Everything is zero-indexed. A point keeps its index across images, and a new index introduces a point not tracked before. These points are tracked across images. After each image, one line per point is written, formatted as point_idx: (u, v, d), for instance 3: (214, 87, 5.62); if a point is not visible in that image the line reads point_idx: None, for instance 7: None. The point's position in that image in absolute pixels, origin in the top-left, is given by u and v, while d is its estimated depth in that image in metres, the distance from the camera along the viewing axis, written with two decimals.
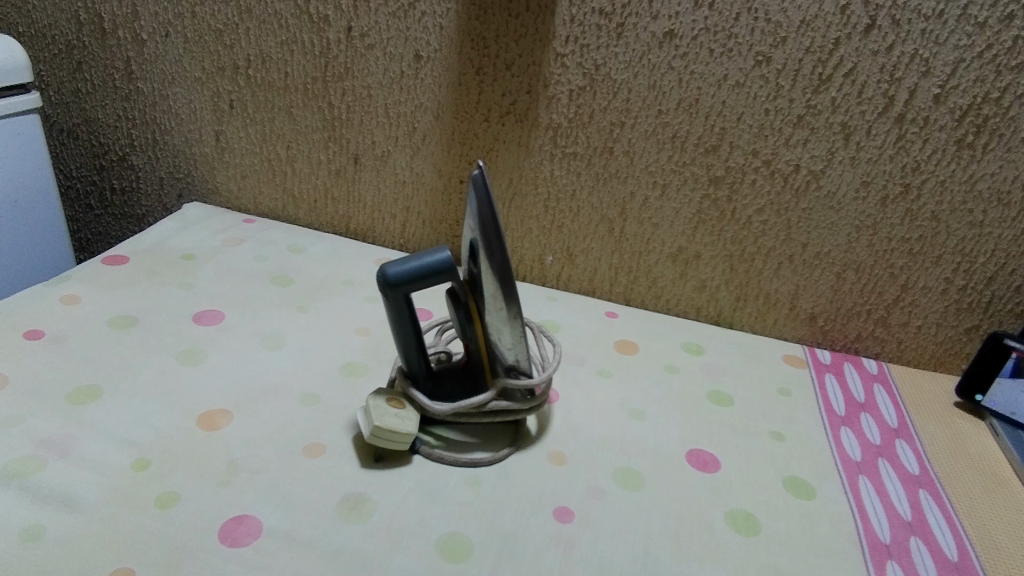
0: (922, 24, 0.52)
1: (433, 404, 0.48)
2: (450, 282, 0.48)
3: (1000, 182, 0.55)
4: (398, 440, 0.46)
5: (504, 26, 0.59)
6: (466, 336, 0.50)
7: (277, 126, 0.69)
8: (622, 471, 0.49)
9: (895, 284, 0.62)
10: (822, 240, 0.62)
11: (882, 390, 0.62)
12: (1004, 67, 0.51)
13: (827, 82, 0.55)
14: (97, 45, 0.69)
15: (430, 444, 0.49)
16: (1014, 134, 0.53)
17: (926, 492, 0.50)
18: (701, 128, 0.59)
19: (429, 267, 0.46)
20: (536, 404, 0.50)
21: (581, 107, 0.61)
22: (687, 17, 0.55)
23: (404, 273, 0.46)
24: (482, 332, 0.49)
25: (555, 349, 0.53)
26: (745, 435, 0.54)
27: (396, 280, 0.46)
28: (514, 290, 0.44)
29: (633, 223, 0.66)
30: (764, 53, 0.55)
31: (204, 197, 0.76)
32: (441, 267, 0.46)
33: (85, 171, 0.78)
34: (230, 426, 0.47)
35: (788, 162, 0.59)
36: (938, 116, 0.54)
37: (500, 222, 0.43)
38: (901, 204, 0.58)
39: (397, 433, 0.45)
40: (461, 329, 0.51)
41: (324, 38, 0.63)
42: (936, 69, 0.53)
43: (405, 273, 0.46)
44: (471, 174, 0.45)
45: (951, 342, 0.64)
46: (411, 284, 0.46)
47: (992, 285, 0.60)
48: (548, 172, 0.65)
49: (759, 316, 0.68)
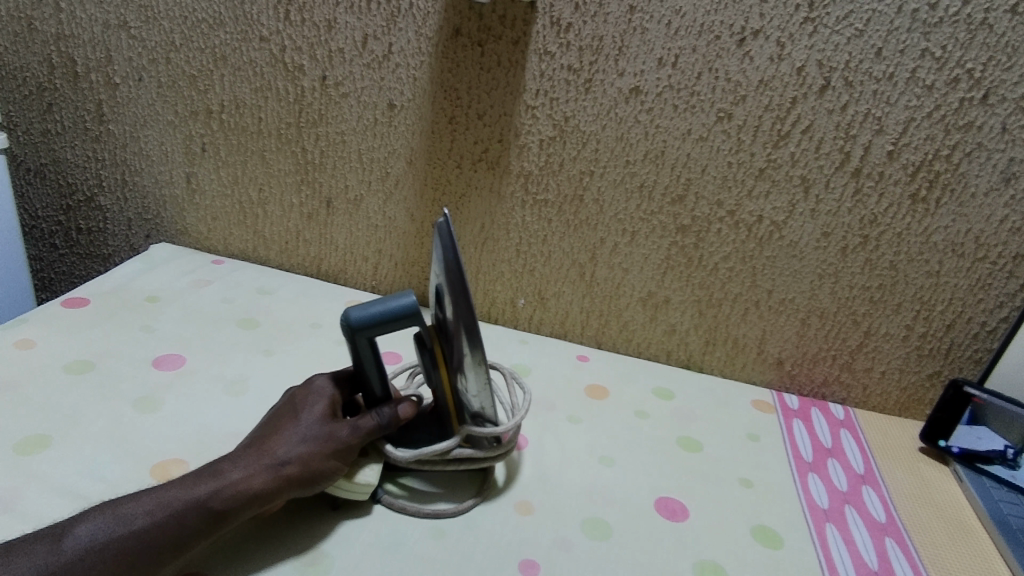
0: (874, 85, 0.54)
1: (395, 451, 0.47)
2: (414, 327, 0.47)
3: (954, 235, 0.57)
4: (361, 492, 0.46)
5: (476, 78, 0.60)
6: (432, 383, 0.49)
7: (249, 169, 0.69)
8: (589, 520, 0.48)
9: (858, 330, 0.63)
10: (786, 287, 0.63)
11: (849, 436, 0.63)
12: (952, 126, 0.54)
13: (786, 138, 0.57)
14: (68, 88, 0.70)
15: (394, 494, 0.48)
16: (965, 190, 0.56)
17: (892, 540, 0.51)
18: (667, 178, 0.61)
19: (394, 312, 0.46)
20: (502, 451, 0.49)
21: (551, 156, 0.62)
22: (651, 75, 0.57)
23: (367, 318, 0.45)
24: (448, 377, 0.49)
25: (525, 395, 0.53)
26: (714, 481, 0.54)
27: (359, 325, 0.45)
28: (479, 340, 0.44)
29: (604, 267, 0.67)
30: (725, 110, 0.57)
31: (172, 238, 0.76)
32: (405, 311, 0.46)
33: (51, 212, 0.77)
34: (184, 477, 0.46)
35: (751, 213, 0.61)
36: (892, 171, 0.56)
37: (466, 271, 0.44)
38: (860, 253, 0.60)
39: (359, 484, 0.45)
40: (426, 373, 0.50)
41: (299, 86, 0.64)
42: (888, 127, 0.55)
43: (368, 318, 0.45)
44: (437, 221, 0.45)
45: (914, 388, 0.65)
46: (375, 329, 0.46)
47: (951, 332, 0.61)
48: (519, 218, 0.66)
49: (728, 360, 0.69)
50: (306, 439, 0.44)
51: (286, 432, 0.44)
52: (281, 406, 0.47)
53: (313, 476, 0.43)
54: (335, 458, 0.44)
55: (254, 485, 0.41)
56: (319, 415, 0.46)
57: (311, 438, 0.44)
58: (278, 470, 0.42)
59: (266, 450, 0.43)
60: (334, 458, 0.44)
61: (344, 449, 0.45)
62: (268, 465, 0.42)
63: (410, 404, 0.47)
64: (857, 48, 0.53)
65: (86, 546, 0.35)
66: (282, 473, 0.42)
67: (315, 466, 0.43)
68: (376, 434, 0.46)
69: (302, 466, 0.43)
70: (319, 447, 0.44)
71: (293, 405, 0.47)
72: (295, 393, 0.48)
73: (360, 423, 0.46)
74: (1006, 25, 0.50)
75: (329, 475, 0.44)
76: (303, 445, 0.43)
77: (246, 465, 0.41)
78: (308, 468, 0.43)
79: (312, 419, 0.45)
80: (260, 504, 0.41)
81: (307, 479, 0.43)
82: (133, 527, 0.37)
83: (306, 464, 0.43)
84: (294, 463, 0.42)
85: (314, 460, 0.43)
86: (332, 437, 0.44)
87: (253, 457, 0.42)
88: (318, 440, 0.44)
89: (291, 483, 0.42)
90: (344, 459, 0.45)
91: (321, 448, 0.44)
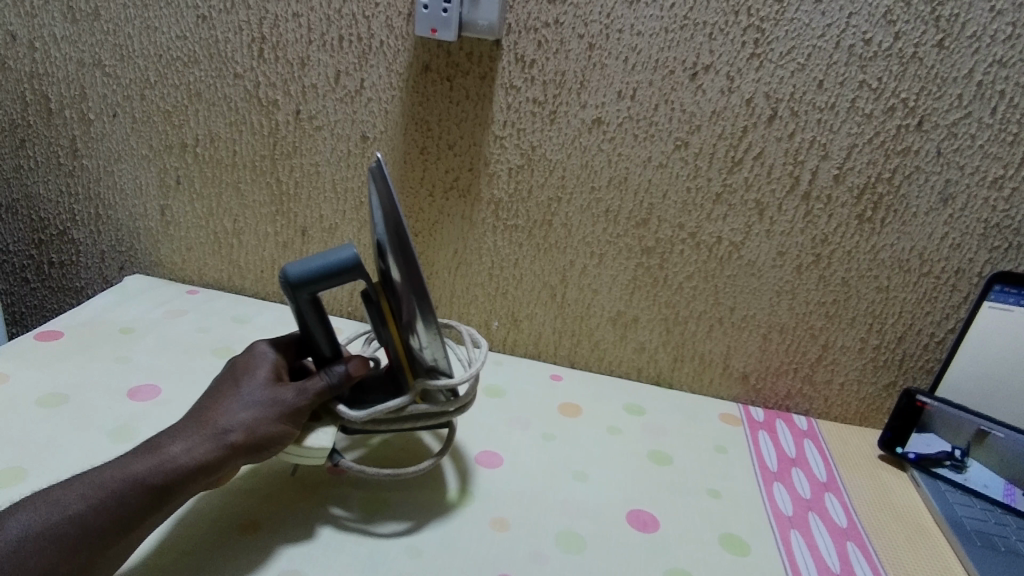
0: (817, 114, 0.57)
1: (348, 411, 0.47)
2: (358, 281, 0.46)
3: (899, 252, 0.61)
4: (313, 457, 0.47)
5: (446, 111, 0.63)
6: (383, 341, 0.50)
7: (224, 201, 0.70)
8: (563, 533, 0.50)
9: (817, 344, 0.67)
10: (747, 305, 0.66)
11: (812, 445, 0.66)
12: (892, 151, 0.58)
13: (740, 164, 0.60)
14: (42, 125, 0.70)
15: (353, 518, 0.49)
16: (906, 210, 0.60)
17: (853, 544, 0.53)
18: (631, 203, 0.64)
19: (333, 265, 0.45)
20: (459, 404, 0.49)
21: (520, 184, 0.65)
22: (612, 107, 0.60)
23: (306, 273, 0.45)
24: (398, 333, 0.49)
25: (480, 349, 0.53)
26: (683, 492, 0.56)
27: (297, 281, 0.45)
28: (424, 285, 0.43)
29: (574, 289, 0.69)
30: (682, 139, 0.60)
31: (147, 269, 0.76)
32: (344, 264, 0.45)
33: (23, 246, 0.77)
34: None
35: (711, 235, 0.64)
36: (839, 194, 0.60)
37: (400, 206, 0.42)
38: (814, 271, 0.63)
39: (310, 448, 0.46)
40: (377, 333, 0.50)
41: (273, 120, 0.66)
42: (833, 153, 0.59)
43: (307, 273, 0.45)
44: (370, 166, 0.45)
45: (872, 398, 0.68)
46: (315, 285, 0.46)
47: (903, 343, 0.65)
48: (491, 243, 0.68)
49: (696, 375, 0.71)
50: (248, 405, 0.45)
51: (227, 402, 0.45)
52: (223, 375, 0.48)
53: (260, 441, 0.44)
54: (282, 421, 0.45)
55: (200, 454, 0.41)
56: (261, 381, 0.47)
57: (253, 405, 0.45)
58: (223, 438, 0.43)
59: (207, 422, 0.43)
60: (280, 422, 0.45)
61: (291, 412, 0.45)
62: (209, 437, 0.42)
63: (359, 361, 0.49)
64: (800, 80, 0.57)
65: (22, 534, 0.35)
66: (228, 441, 0.43)
67: (260, 431, 0.44)
68: (327, 395, 0.47)
69: (248, 435, 0.43)
70: (262, 412, 0.44)
71: (236, 374, 0.48)
72: (238, 361, 0.49)
73: (308, 386, 0.47)
74: (934, 58, 0.54)
75: (278, 439, 0.45)
76: (245, 412, 0.44)
77: (188, 437, 0.42)
78: (254, 434, 0.43)
79: (255, 385, 0.46)
80: (208, 474, 0.42)
81: (255, 444, 0.43)
82: (70, 512, 0.37)
83: (251, 430, 0.44)
84: (238, 430, 0.43)
85: (259, 425, 0.44)
86: (277, 401, 0.45)
87: (195, 429, 0.43)
88: (262, 405, 0.45)
89: (237, 453, 0.43)
90: (295, 422, 0.45)
91: (266, 412, 0.45)
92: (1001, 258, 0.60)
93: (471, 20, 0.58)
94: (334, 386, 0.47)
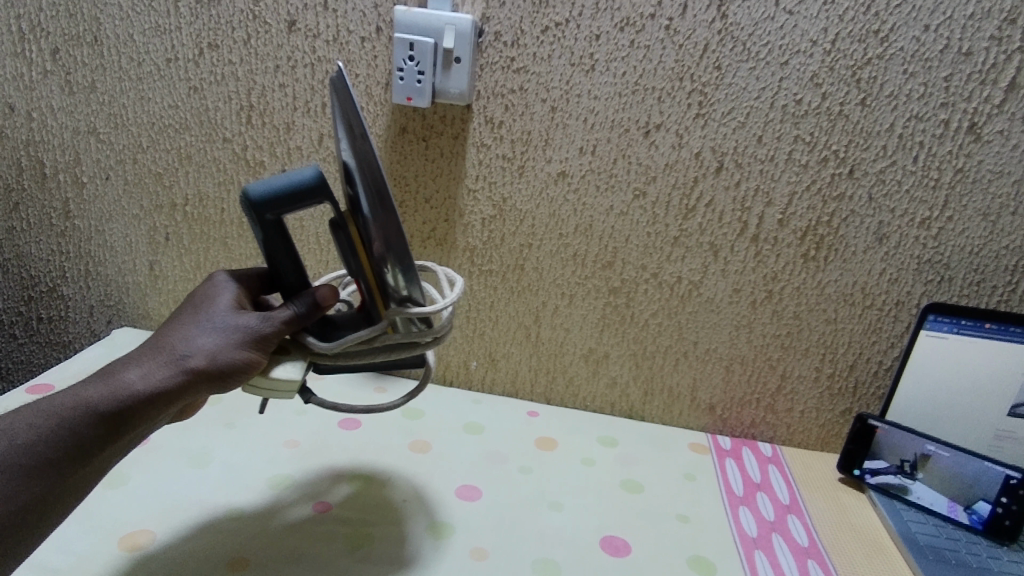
0: (760, 165, 0.63)
1: (317, 341, 0.47)
2: (321, 199, 0.45)
3: (844, 287, 0.67)
4: (280, 389, 0.47)
5: (422, 167, 0.67)
6: (354, 271, 0.48)
7: (211, 255, 0.73)
8: (540, 561, 0.52)
9: (775, 374, 0.71)
10: (709, 339, 0.71)
11: (776, 470, 0.70)
12: (828, 197, 0.64)
13: (693, 211, 0.66)
14: (36, 188, 0.73)
15: (339, 554, 0.51)
16: (845, 249, 0.65)
17: (813, 561, 0.57)
18: (597, 248, 0.68)
19: (295, 185, 0.45)
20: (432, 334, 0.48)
21: (493, 232, 0.69)
22: (575, 161, 0.66)
23: (267, 194, 0.44)
24: (369, 262, 0.47)
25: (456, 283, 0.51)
26: (655, 519, 0.59)
27: (259, 203, 0.44)
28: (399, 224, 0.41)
29: (547, 328, 0.73)
30: (639, 189, 0.66)
31: (134, 321, 0.78)
32: (305, 184, 0.45)
33: (12, 303, 0.79)
34: (151, 543, 0.51)
35: (672, 275, 0.69)
36: (784, 236, 0.65)
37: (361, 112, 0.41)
38: (767, 305, 0.68)
39: (277, 379, 0.46)
40: (347, 263, 0.48)
41: (259, 179, 0.70)
42: (776, 200, 0.64)
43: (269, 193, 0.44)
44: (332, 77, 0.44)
45: (830, 424, 0.73)
46: (277, 204, 0.44)
47: (855, 371, 0.70)
48: (468, 287, 0.72)
49: (666, 407, 0.75)
50: (209, 332, 0.45)
51: (189, 328, 0.45)
52: (182, 304, 0.48)
53: (224, 367, 0.44)
54: (246, 347, 0.45)
55: (156, 378, 0.42)
56: (224, 308, 0.47)
57: (216, 334, 0.45)
58: (182, 364, 0.43)
59: (168, 349, 0.44)
60: (244, 349, 0.45)
61: (257, 338, 0.45)
62: (169, 364, 0.43)
63: (328, 288, 0.48)
64: (741, 136, 0.63)
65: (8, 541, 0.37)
66: (188, 367, 0.43)
67: (224, 358, 0.44)
68: (294, 325, 0.46)
69: (211, 363, 0.43)
70: (224, 339, 0.44)
71: (197, 302, 0.48)
72: (196, 291, 0.49)
73: (275, 314, 0.46)
74: (859, 115, 0.61)
75: (241, 365, 0.44)
76: (207, 339, 0.44)
77: (148, 363, 0.43)
78: (217, 362, 0.44)
79: (217, 313, 0.46)
80: (168, 401, 0.43)
81: (217, 370, 0.44)
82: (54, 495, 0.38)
83: (214, 356, 0.44)
84: (200, 358, 0.43)
85: (221, 352, 0.44)
86: (240, 327, 0.45)
87: (155, 355, 0.43)
88: (224, 332, 0.45)
89: (198, 378, 0.43)
90: (262, 349, 0.45)
91: (229, 338, 0.45)
92: (935, 290, 0.65)
93: (444, 88, 0.63)
94: (302, 314, 0.47)
